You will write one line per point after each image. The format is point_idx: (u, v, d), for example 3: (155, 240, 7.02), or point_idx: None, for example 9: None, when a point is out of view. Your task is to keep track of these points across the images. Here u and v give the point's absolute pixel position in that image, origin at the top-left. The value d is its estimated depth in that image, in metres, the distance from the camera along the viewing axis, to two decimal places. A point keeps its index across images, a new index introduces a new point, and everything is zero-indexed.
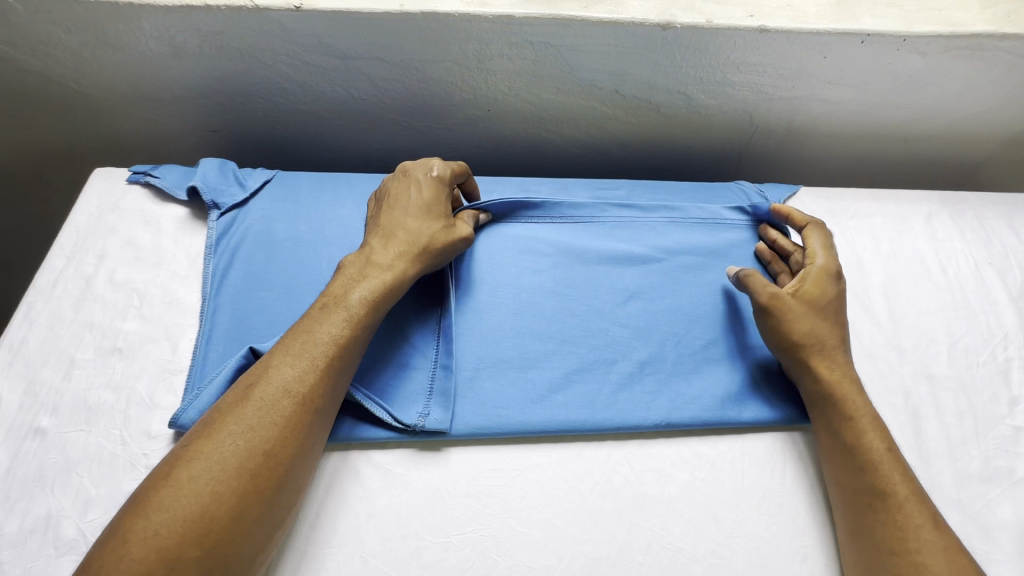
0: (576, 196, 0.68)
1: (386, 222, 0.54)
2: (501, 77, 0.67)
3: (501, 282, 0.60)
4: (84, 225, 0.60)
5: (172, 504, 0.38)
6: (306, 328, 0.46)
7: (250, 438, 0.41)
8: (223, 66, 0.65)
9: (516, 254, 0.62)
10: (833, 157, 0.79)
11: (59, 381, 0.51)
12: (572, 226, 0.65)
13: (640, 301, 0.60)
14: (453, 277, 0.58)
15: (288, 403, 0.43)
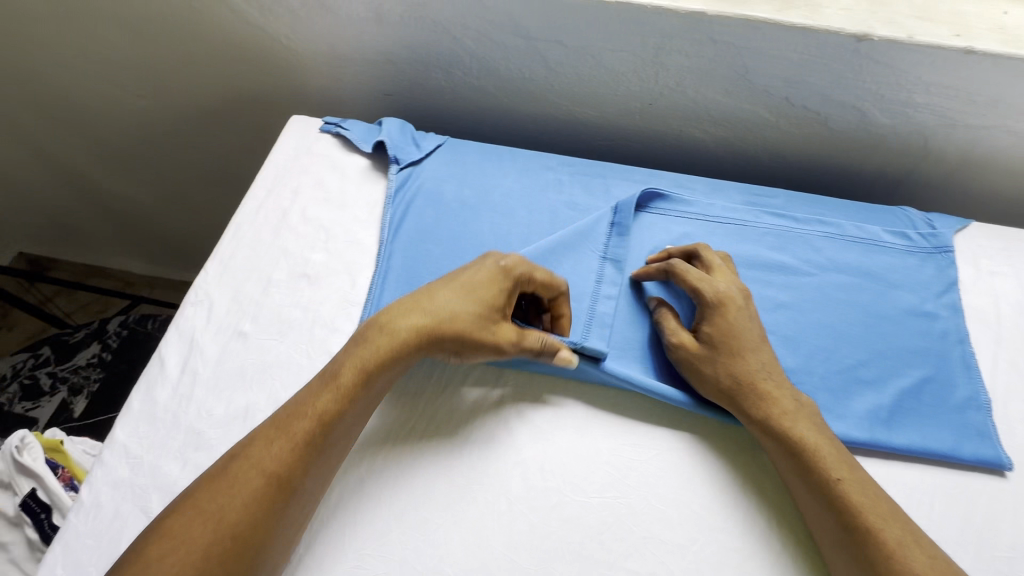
0: (729, 198, 0.68)
1: None
2: (673, 73, 0.68)
3: None
4: (282, 163, 0.67)
5: (229, 486, 0.42)
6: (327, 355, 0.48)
7: (291, 431, 0.44)
8: (414, 36, 0.70)
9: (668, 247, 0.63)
10: (1007, 196, 0.74)
11: (260, 295, 0.58)
12: (724, 227, 0.65)
13: (789, 311, 0.59)
14: (607, 259, 0.60)
15: (329, 397, 0.46)
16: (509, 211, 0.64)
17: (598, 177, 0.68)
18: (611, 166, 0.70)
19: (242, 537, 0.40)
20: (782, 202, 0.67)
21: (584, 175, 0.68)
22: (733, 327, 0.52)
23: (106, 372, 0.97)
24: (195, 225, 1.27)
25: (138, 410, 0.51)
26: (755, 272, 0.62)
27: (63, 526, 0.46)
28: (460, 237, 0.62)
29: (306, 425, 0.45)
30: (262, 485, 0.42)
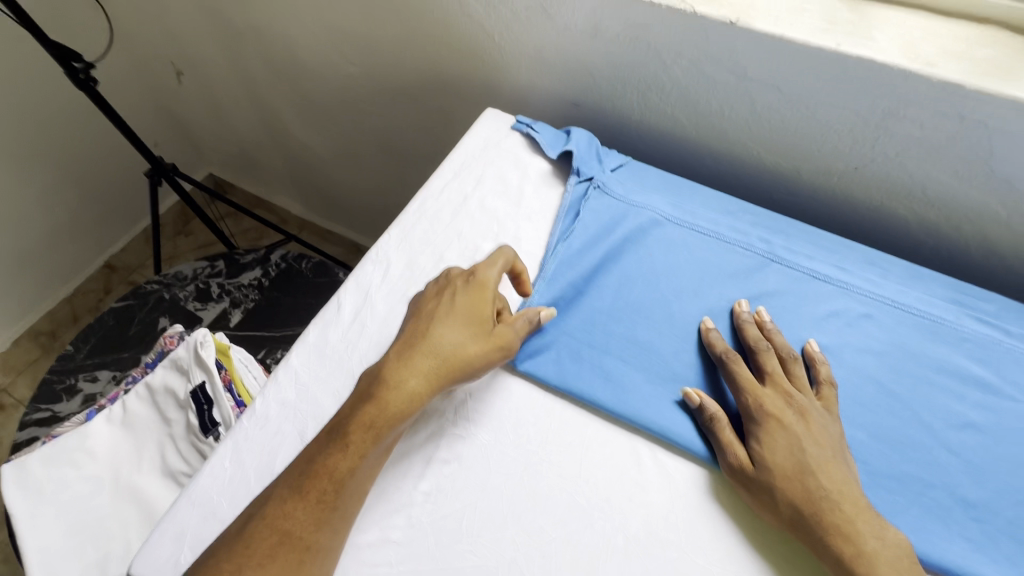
0: (928, 289, 0.60)
1: (423, 324, 0.52)
2: (896, 141, 0.62)
3: (823, 346, 0.57)
4: (470, 150, 0.71)
5: (292, 477, 0.46)
6: (388, 367, 0.50)
7: (344, 431, 0.47)
8: (622, 56, 0.71)
9: (845, 328, 0.58)
10: None
11: (430, 268, 0.61)
12: (917, 321, 0.58)
13: (981, 436, 0.52)
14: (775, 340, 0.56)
15: (375, 406, 0.48)
16: (677, 248, 0.63)
17: (781, 233, 0.64)
18: (797, 224, 0.66)
19: (303, 526, 0.44)
20: (995, 308, 0.59)
21: (766, 229, 0.65)
22: (791, 449, 0.48)
23: (260, 294, 1.09)
24: (355, 182, 1.40)
25: (312, 343, 0.56)
26: (947, 379, 0.54)
27: (235, 425, 0.52)
28: (625, 263, 0.62)
29: (357, 423, 0.47)
30: (325, 480, 0.45)
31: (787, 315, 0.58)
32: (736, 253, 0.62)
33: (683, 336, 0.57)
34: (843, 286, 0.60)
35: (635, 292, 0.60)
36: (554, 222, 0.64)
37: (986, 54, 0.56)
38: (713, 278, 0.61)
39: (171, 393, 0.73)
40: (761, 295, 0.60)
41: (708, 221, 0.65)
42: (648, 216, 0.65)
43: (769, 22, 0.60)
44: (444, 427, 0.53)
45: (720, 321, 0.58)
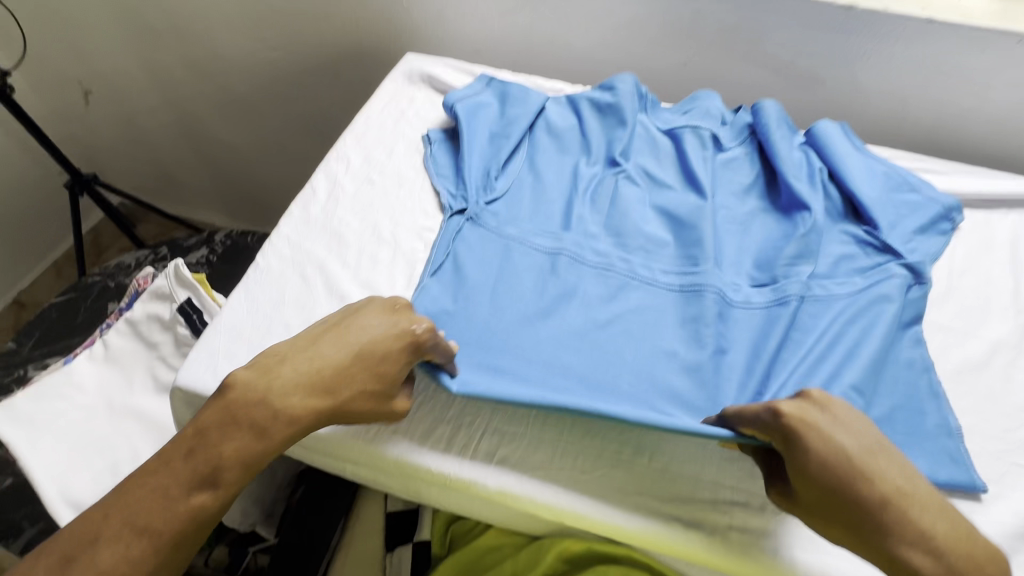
0: (758, 249, 0.68)
1: (325, 358, 0.49)
2: (704, 37, 0.88)
3: (673, 263, 0.66)
4: (400, 80, 0.88)
5: (183, 479, 0.43)
6: (272, 392, 0.46)
7: (242, 436, 0.45)
8: (508, 2, 0.92)
9: (688, 247, 0.67)
10: (978, 155, 0.89)
11: (385, 158, 0.76)
12: (744, 240, 0.69)
13: (791, 325, 0.61)
14: (625, 261, 0.66)
15: (247, 436, 0.45)
16: (559, 193, 0.73)
17: (642, 238, 0.68)
18: (654, 234, 0.68)
19: (177, 541, 0.43)
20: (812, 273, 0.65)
21: (627, 242, 0.68)
22: (834, 450, 0.42)
23: (211, 268, 1.15)
24: (283, 176, 1.48)
25: (297, 216, 0.69)
26: (765, 281, 0.65)
27: (244, 278, 0.63)
28: (518, 211, 0.71)
29: (251, 435, 0.45)
30: (203, 504, 0.43)
31: (644, 239, 0.68)
32: (602, 271, 0.65)
33: (557, 269, 0.65)
34: (692, 271, 0.64)
35: (519, 230, 0.68)
36: (427, 262, 0.65)
37: None
38: (579, 288, 0.63)
39: (154, 319, 0.79)
40: (629, 227, 0.69)
41: (573, 244, 0.67)
42: (517, 243, 0.67)
43: None
44: (417, 252, 0.66)
45: (587, 272, 0.65)
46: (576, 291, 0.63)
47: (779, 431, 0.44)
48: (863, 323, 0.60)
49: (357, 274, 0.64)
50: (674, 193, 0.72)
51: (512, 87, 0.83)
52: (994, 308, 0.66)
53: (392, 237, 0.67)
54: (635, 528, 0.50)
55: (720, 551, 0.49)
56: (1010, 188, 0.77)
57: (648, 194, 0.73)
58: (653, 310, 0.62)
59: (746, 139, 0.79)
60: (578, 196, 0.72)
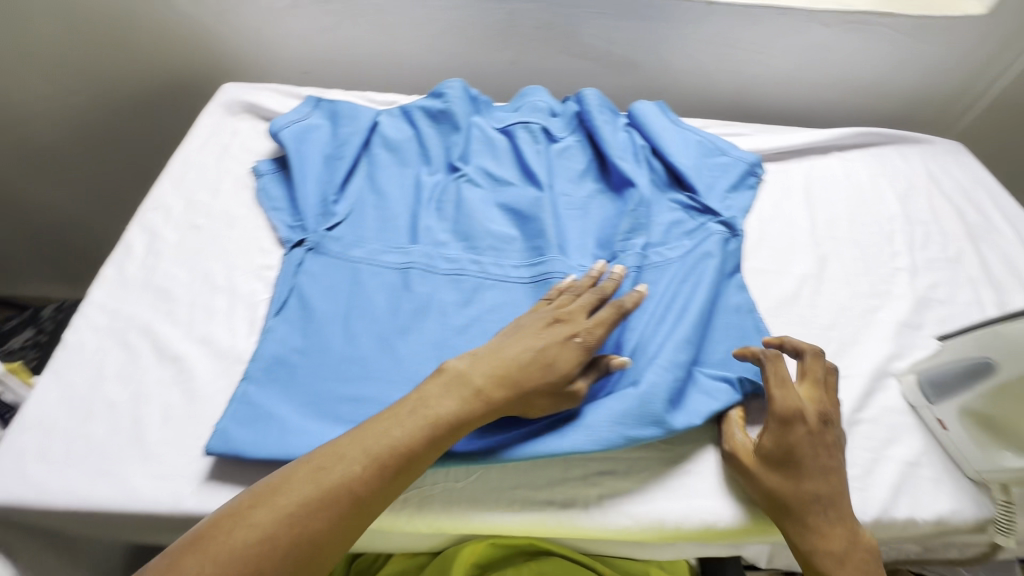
0: (598, 230, 0.72)
1: (501, 369, 0.50)
2: (525, 35, 0.92)
3: (521, 258, 0.68)
4: (220, 112, 0.81)
5: (350, 452, 0.45)
6: (375, 432, 0.46)
7: (448, 397, 0.48)
8: (326, 19, 0.90)
9: (534, 240, 0.69)
10: (775, 114, 1.02)
11: (210, 200, 0.71)
12: (586, 223, 0.73)
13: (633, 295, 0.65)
14: (476, 265, 0.67)
15: (330, 486, 0.43)
16: (404, 207, 0.72)
17: (490, 236, 0.70)
18: (501, 230, 0.71)
19: (345, 515, 0.43)
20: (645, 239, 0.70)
21: (476, 243, 0.69)
22: (816, 449, 0.51)
23: (42, 351, 1.00)
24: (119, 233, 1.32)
25: (111, 279, 0.62)
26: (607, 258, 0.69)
27: (51, 361, 0.55)
28: (364, 231, 0.69)
29: (463, 398, 0.48)
30: (327, 486, 0.43)
31: (492, 238, 0.70)
32: (454, 277, 0.66)
33: (410, 284, 0.65)
34: (539, 263, 0.67)
35: (366, 252, 0.67)
36: (269, 302, 0.61)
37: None
38: (434, 299, 0.64)
39: None
40: (477, 228, 0.70)
41: (422, 254, 0.67)
42: (365, 264, 0.66)
43: None
44: (258, 294, 0.62)
45: (441, 281, 0.65)
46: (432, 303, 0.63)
47: (784, 419, 0.52)
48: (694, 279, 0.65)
49: (190, 330, 0.59)
50: (516, 188, 0.74)
51: (341, 104, 0.81)
52: (798, 247, 0.75)
53: (227, 284, 0.63)
54: (522, 521, 0.51)
55: (603, 518, 0.52)
56: (799, 139, 0.89)
57: (491, 193, 0.75)
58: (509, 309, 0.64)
59: (575, 128, 0.83)
60: (422, 206, 0.72)
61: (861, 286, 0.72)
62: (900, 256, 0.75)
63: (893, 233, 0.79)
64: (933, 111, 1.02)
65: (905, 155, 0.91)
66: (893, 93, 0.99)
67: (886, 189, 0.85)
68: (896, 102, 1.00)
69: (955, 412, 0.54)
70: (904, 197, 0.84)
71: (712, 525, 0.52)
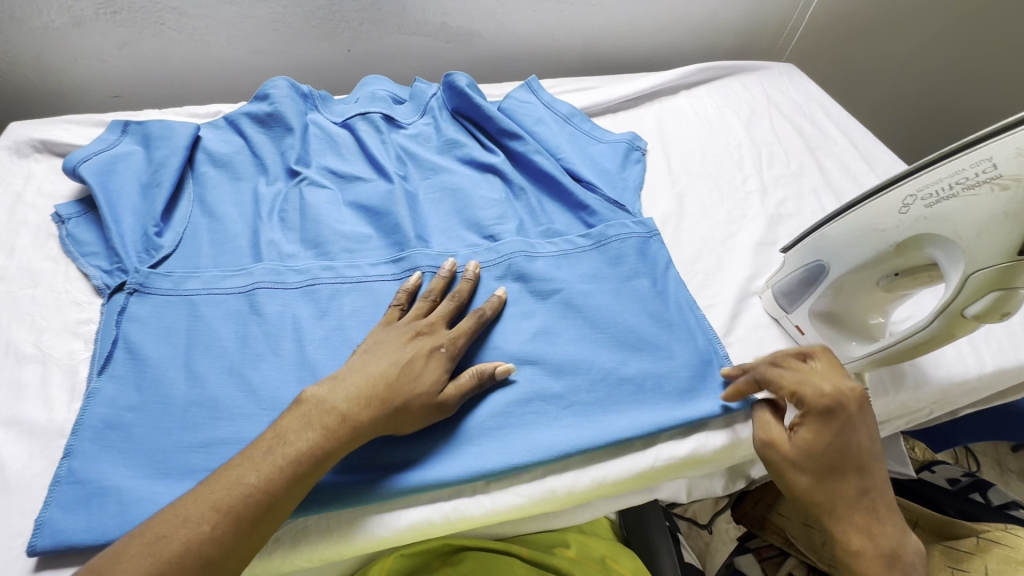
0: (459, 210, 0.69)
1: (391, 371, 0.49)
2: (352, 19, 0.85)
3: (377, 257, 0.64)
4: (4, 156, 0.70)
5: (192, 512, 0.39)
6: (271, 443, 0.43)
7: (307, 430, 0.44)
8: (120, 32, 0.79)
9: (390, 236, 0.66)
10: (623, 62, 1.04)
11: (4, 259, 0.61)
12: (445, 206, 0.70)
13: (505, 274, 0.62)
14: (331, 271, 0.62)
15: (206, 519, 0.39)
16: (244, 226, 0.66)
17: (342, 238, 0.65)
18: (354, 230, 0.66)
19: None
20: (513, 217, 0.69)
21: (329, 249, 0.64)
22: (863, 432, 0.46)
23: None
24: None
25: None
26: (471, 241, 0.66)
27: None
28: (198, 259, 0.62)
29: (325, 427, 0.45)
30: (166, 558, 0.37)
31: (345, 242, 0.65)
32: (307, 288, 0.60)
33: (256, 306, 0.58)
34: (398, 258, 0.63)
35: (200, 281, 0.60)
36: (92, 360, 0.54)
37: None
38: (286, 318, 0.58)
39: None
40: (327, 234, 0.65)
41: (266, 271, 0.61)
42: (202, 294, 0.59)
43: None
44: (79, 355, 0.55)
45: (291, 296, 0.60)
46: (284, 323, 0.58)
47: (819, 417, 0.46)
48: (556, 251, 0.64)
49: None
50: (365, 183, 0.70)
51: (154, 124, 0.72)
52: (656, 190, 0.76)
53: (37, 351, 0.54)
54: (407, 531, 0.48)
55: (492, 502, 0.50)
56: (646, 84, 0.91)
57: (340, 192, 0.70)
58: (372, 313, 0.59)
59: (423, 111, 0.80)
60: (263, 220, 0.66)
61: (719, 215, 0.74)
62: (750, 179, 0.78)
63: (742, 157, 0.82)
64: (764, 38, 1.08)
65: (746, 83, 0.95)
66: (727, 25, 1.03)
67: (731, 117, 0.89)
68: (731, 33, 1.04)
69: (809, 316, 0.57)
70: (749, 123, 0.88)
71: (600, 480, 0.52)
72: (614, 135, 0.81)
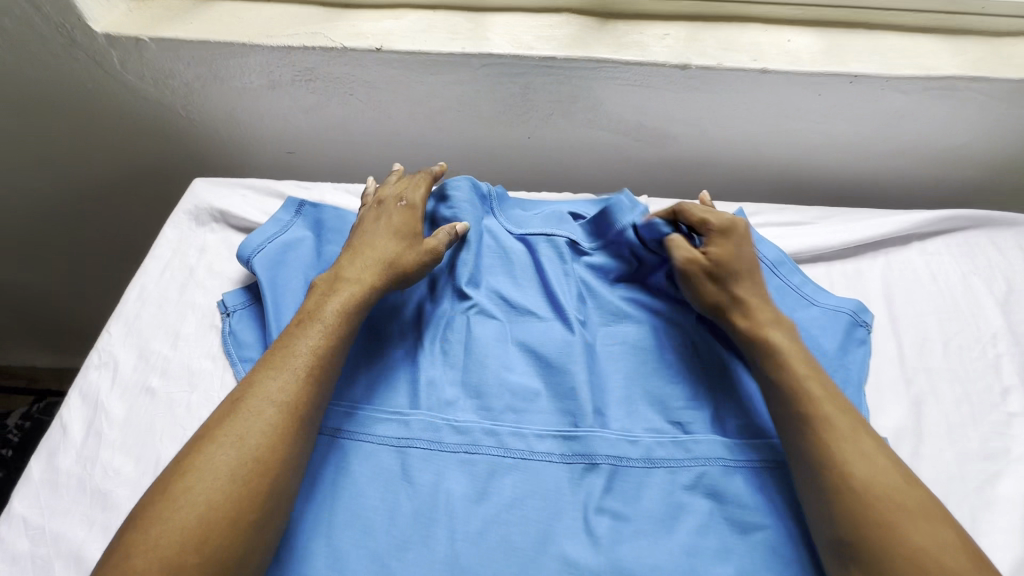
0: (642, 379, 0.60)
1: (360, 242, 0.62)
2: (542, 108, 0.77)
3: (544, 424, 0.56)
4: (184, 223, 0.69)
5: (259, 380, 0.49)
6: (311, 307, 0.55)
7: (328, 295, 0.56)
8: (310, 98, 0.76)
9: (560, 399, 0.58)
10: (831, 181, 0.88)
11: (168, 350, 0.59)
12: (626, 369, 0.60)
13: (697, 491, 0.53)
14: (495, 438, 0.55)
15: (279, 380, 0.48)
16: (405, 351, 0.61)
17: (507, 393, 0.58)
18: (521, 384, 0.59)
19: (288, 423, 0.46)
20: (708, 401, 0.58)
21: (491, 404, 0.57)
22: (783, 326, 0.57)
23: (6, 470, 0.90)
24: (86, 316, 1.18)
25: (39, 481, 0.50)
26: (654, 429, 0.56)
27: None
28: (356, 392, 0.58)
29: (341, 289, 0.56)
30: (254, 410, 0.46)
31: (510, 398, 0.58)
32: (464, 456, 0.53)
33: (412, 470, 0.53)
34: (570, 436, 0.55)
35: (355, 424, 0.55)
36: None
37: (565, 32, 0.73)
38: (442, 491, 0.52)
39: None
40: (491, 383, 0.58)
41: (424, 425, 0.55)
42: (356, 440, 0.54)
43: (406, 42, 0.70)
44: None
45: (448, 463, 0.53)
46: (437, 500, 0.51)
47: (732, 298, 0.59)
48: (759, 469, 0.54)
49: None
50: (538, 322, 0.63)
51: (327, 215, 0.68)
52: (881, 387, 0.62)
53: None
54: None
55: None
56: (873, 229, 0.75)
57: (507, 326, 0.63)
58: (538, 507, 0.51)
59: None
60: (426, 352, 0.60)
61: (969, 444, 0.58)
62: (1012, 394, 0.61)
63: (999, 356, 0.64)
64: None
65: (1005, 245, 0.75)
66: (979, 159, 0.83)
67: (981, 291, 0.71)
68: (982, 167, 0.85)
69: None
70: (1007, 303, 0.69)
71: None
72: (833, 299, 0.66)
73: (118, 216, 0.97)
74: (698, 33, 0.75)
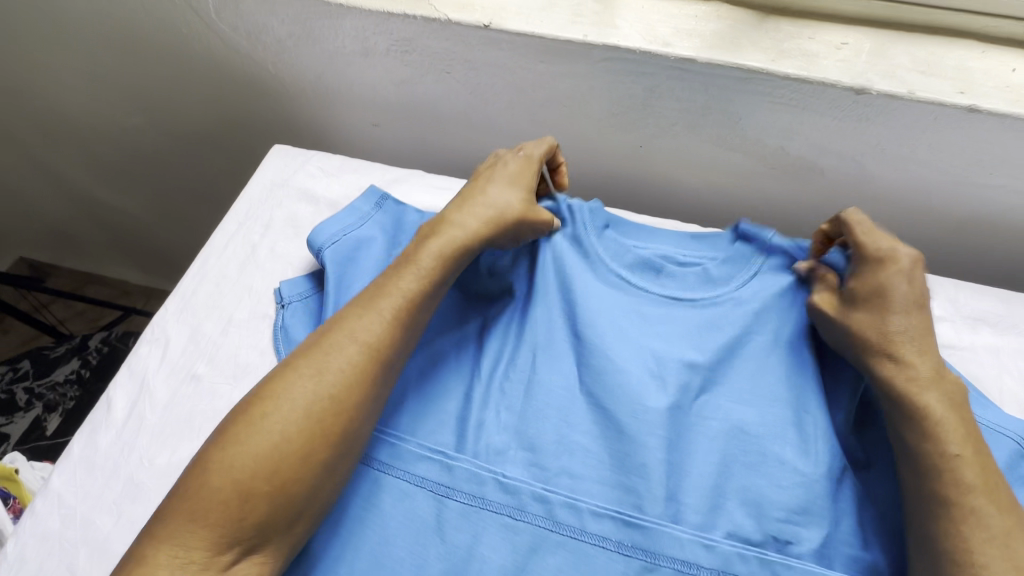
0: (733, 470, 0.49)
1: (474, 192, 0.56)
2: (664, 116, 0.65)
3: (601, 497, 0.48)
4: (257, 195, 0.65)
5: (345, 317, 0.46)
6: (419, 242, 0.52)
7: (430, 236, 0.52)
8: (404, 71, 0.68)
9: (623, 474, 0.49)
10: (1013, 255, 0.70)
11: (218, 335, 0.55)
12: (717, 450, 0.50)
13: None
14: (540, 508, 0.47)
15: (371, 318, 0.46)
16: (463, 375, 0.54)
17: (565, 453, 0.50)
18: (583, 445, 0.50)
19: (333, 424, 0.42)
20: (819, 516, 0.47)
21: (544, 462, 0.49)
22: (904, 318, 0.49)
23: (82, 390, 0.96)
24: (171, 250, 1.22)
25: (80, 457, 0.50)
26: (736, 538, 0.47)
27: None
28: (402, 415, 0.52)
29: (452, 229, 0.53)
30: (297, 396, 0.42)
31: (566, 458, 0.50)
32: (507, 520, 0.47)
33: (445, 522, 0.47)
34: (631, 525, 0.46)
35: (390, 457, 0.49)
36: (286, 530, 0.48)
37: (711, 27, 0.59)
38: (476, 557, 0.46)
39: None
40: (548, 436, 0.50)
41: (467, 476, 0.48)
42: (391, 475, 0.49)
43: (521, 21, 0.60)
44: None
45: (484, 525, 0.47)
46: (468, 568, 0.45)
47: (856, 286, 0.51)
48: None
49: None
50: None
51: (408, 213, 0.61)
52: None
53: None
54: None
55: None
56: None
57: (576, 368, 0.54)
58: None
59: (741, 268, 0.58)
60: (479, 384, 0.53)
61: None
62: None
63: None
64: None
65: None
66: None
67: None
68: None
69: None
70: None
71: None
72: (999, 416, 0.50)
73: (204, 163, 0.97)
74: (886, 45, 0.58)
